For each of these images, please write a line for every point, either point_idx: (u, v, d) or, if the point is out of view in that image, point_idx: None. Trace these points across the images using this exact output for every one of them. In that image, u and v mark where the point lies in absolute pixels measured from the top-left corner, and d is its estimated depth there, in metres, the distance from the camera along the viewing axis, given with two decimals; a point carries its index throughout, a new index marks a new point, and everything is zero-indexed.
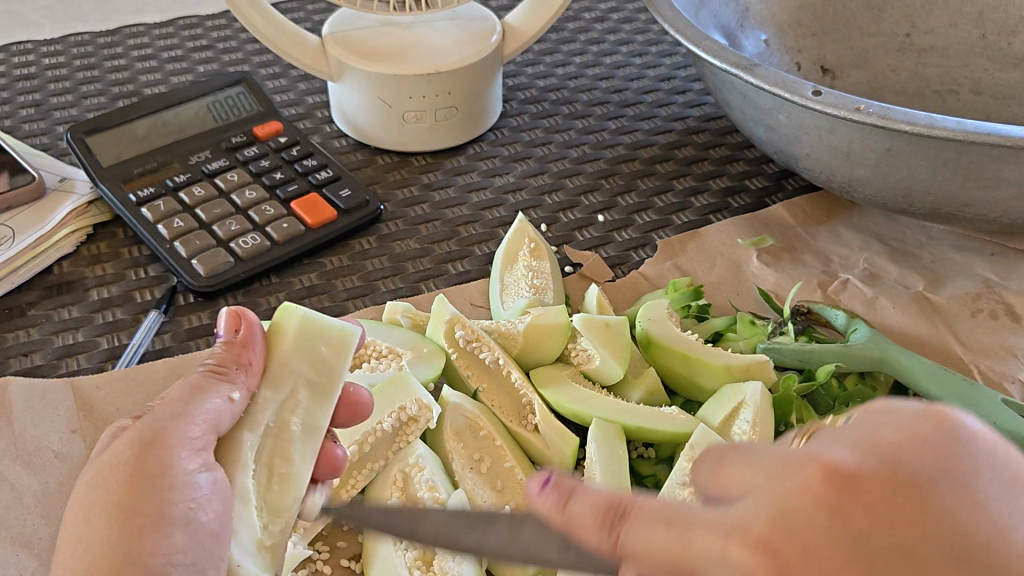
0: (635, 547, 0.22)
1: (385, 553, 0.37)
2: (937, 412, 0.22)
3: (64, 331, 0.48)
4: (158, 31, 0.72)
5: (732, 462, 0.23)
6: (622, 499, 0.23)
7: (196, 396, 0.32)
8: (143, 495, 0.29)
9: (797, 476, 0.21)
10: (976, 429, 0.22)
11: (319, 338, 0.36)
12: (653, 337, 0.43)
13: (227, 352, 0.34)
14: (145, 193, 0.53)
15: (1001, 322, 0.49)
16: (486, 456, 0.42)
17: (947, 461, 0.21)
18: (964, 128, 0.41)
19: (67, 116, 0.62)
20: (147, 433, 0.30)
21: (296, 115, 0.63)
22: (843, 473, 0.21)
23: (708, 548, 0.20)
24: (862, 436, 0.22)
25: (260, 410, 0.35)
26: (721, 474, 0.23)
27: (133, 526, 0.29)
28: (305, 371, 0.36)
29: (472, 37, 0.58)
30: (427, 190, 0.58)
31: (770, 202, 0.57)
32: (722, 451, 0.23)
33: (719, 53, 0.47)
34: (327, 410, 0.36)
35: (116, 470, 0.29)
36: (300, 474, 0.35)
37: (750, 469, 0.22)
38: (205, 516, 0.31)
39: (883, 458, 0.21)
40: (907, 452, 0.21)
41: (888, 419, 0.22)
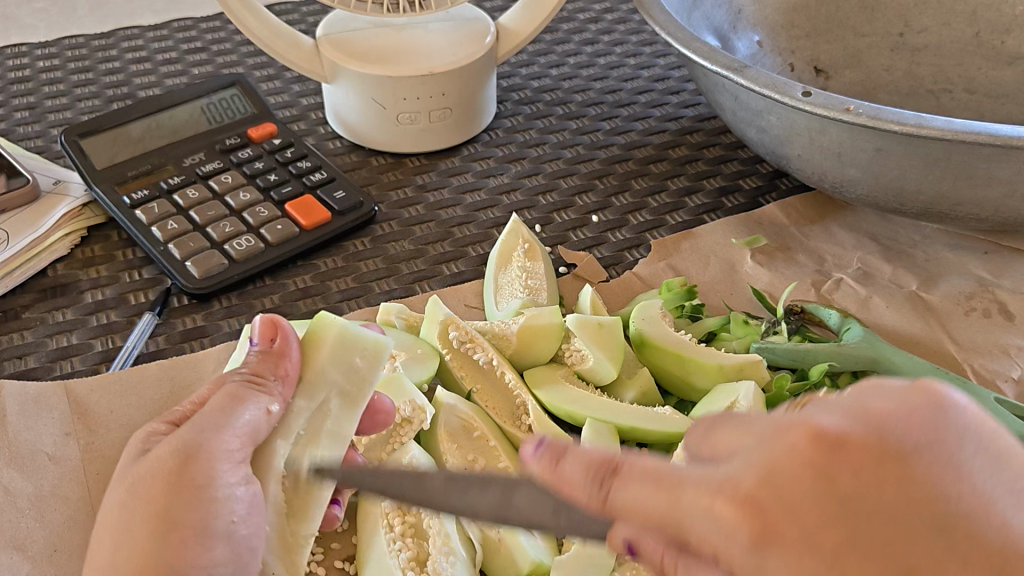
0: (624, 501, 0.22)
1: (379, 555, 0.36)
2: (925, 384, 0.22)
3: (59, 333, 0.48)
4: (153, 34, 0.72)
5: (725, 427, 0.23)
6: (614, 456, 0.23)
7: (236, 407, 0.32)
8: (186, 507, 0.29)
9: (784, 440, 0.21)
10: (963, 403, 0.22)
11: (353, 348, 0.37)
12: (647, 337, 0.43)
13: (263, 362, 0.34)
14: (140, 196, 0.53)
15: (993, 321, 0.49)
16: (481, 456, 0.42)
17: (935, 432, 0.21)
18: (953, 128, 0.41)
19: (61, 119, 0.62)
20: (189, 444, 0.30)
21: (290, 117, 0.63)
22: (829, 436, 0.21)
23: (694, 508, 0.21)
24: (849, 404, 0.22)
25: (294, 417, 0.35)
26: (711, 440, 0.23)
27: (175, 539, 0.29)
28: (340, 381, 0.36)
29: (465, 39, 0.58)
30: (421, 192, 0.58)
31: (764, 202, 0.57)
32: (715, 419, 0.24)
33: (710, 54, 0.47)
34: (355, 421, 0.36)
35: (157, 480, 0.30)
36: (322, 491, 0.34)
37: (740, 432, 0.22)
38: (244, 530, 0.31)
39: (871, 425, 0.21)
40: (895, 420, 0.21)
41: (878, 392, 0.22)
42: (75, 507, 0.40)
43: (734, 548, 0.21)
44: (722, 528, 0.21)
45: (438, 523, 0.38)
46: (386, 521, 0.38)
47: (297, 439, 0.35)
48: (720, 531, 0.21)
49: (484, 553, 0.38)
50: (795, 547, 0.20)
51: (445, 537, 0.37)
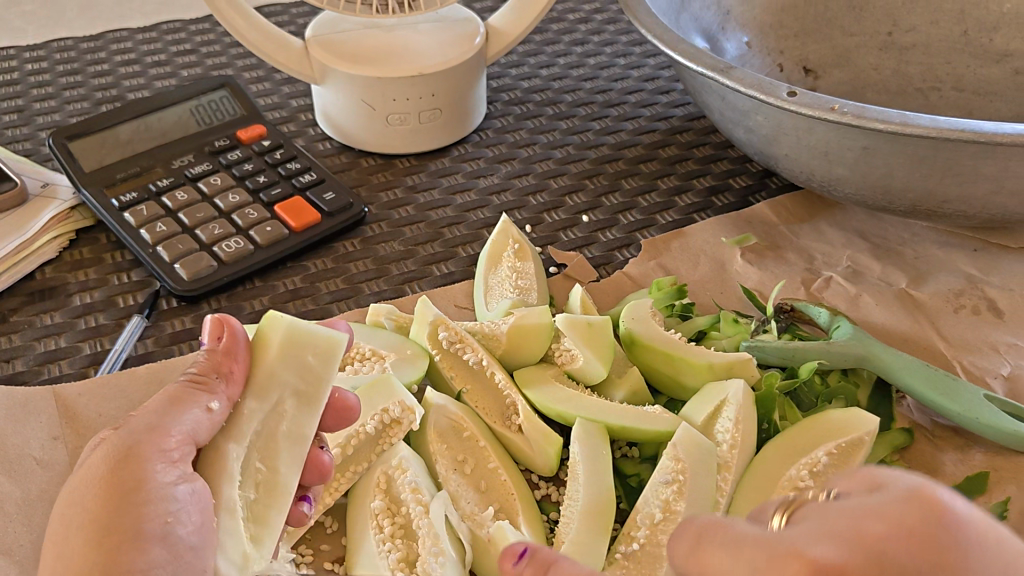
0: None
1: (368, 557, 0.36)
2: (925, 489, 0.21)
3: (47, 337, 0.47)
4: (142, 36, 0.72)
5: (714, 547, 0.22)
6: None
7: (172, 410, 0.32)
8: (115, 513, 0.30)
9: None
10: (969, 509, 0.20)
11: (304, 346, 0.35)
12: (637, 336, 0.43)
13: (209, 360, 0.34)
14: (128, 198, 0.52)
15: (983, 318, 0.49)
16: (470, 456, 0.42)
17: (938, 555, 0.19)
18: (939, 126, 0.41)
19: (50, 122, 0.62)
20: (121, 447, 0.31)
21: (279, 118, 0.63)
22: (824, 568, 0.19)
23: None
24: (845, 522, 0.20)
25: (246, 418, 0.34)
26: (700, 560, 0.22)
27: (109, 544, 0.29)
28: (294, 382, 0.35)
29: (454, 39, 0.58)
30: (411, 193, 0.58)
31: (754, 201, 0.57)
32: (701, 532, 0.23)
33: (695, 56, 0.47)
34: (314, 418, 0.35)
35: (91, 485, 0.30)
36: (287, 483, 0.35)
37: (731, 558, 0.21)
38: (183, 530, 0.31)
39: (866, 553, 0.19)
40: (894, 547, 0.19)
41: (875, 505, 0.21)
42: None
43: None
44: None
45: (426, 523, 0.37)
46: (375, 521, 0.38)
47: (255, 442, 0.35)
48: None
49: (474, 554, 0.37)
50: None
51: (434, 539, 0.37)
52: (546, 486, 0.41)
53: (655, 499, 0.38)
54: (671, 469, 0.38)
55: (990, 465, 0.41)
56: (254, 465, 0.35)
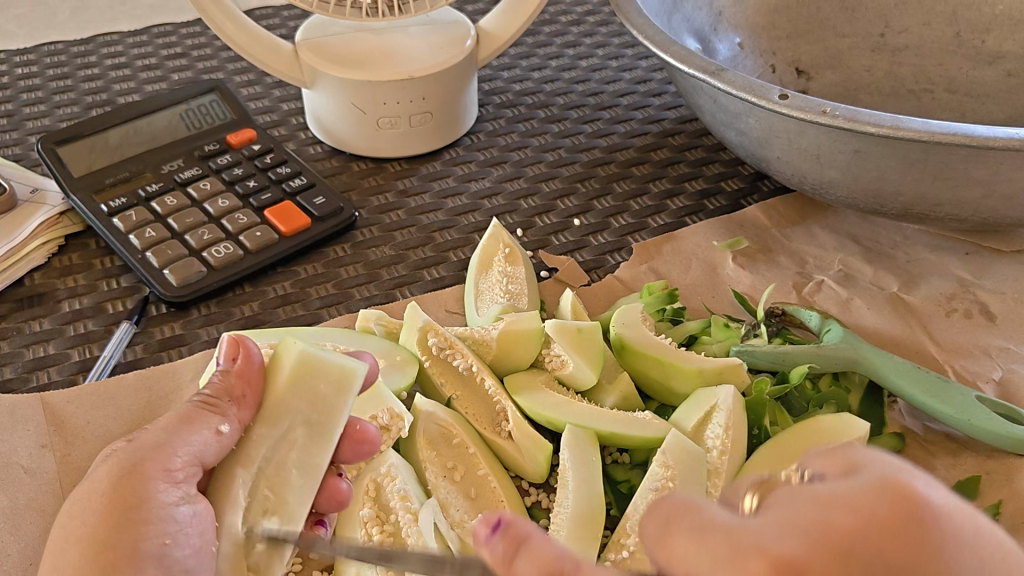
0: None
1: (357, 565, 0.36)
2: (895, 483, 0.20)
3: (35, 343, 0.47)
4: (132, 40, 0.72)
5: (682, 531, 0.21)
6: (562, 569, 0.22)
7: (181, 429, 0.31)
8: (115, 529, 0.29)
9: (744, 570, 0.19)
10: (944, 504, 0.20)
11: (317, 374, 0.35)
12: (627, 342, 0.43)
13: (222, 382, 0.33)
14: (117, 203, 0.52)
15: (974, 321, 0.49)
16: (460, 463, 0.41)
17: (909, 551, 0.19)
18: (931, 129, 0.41)
19: (39, 126, 0.62)
20: (127, 462, 0.30)
21: (270, 122, 0.63)
22: (791, 566, 0.19)
23: None
24: (809, 515, 0.20)
25: (253, 444, 0.34)
26: (667, 549, 0.21)
27: (106, 561, 0.28)
28: (305, 410, 0.34)
29: (445, 43, 0.57)
30: (402, 197, 0.58)
31: (746, 204, 0.57)
32: (671, 516, 0.21)
33: (688, 58, 0.47)
34: (327, 450, 0.35)
35: (94, 498, 0.29)
36: (296, 512, 0.34)
37: (697, 544, 0.20)
38: (181, 552, 0.30)
39: (834, 550, 0.19)
40: (862, 541, 0.19)
41: (844, 496, 0.20)
42: (52, 520, 0.40)
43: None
44: None
45: (415, 532, 0.37)
46: (364, 529, 0.38)
47: (262, 473, 0.34)
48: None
49: None
50: None
51: (423, 546, 0.37)
52: (537, 493, 0.41)
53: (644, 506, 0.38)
54: (659, 476, 0.38)
55: (982, 469, 0.41)
56: (262, 493, 0.34)
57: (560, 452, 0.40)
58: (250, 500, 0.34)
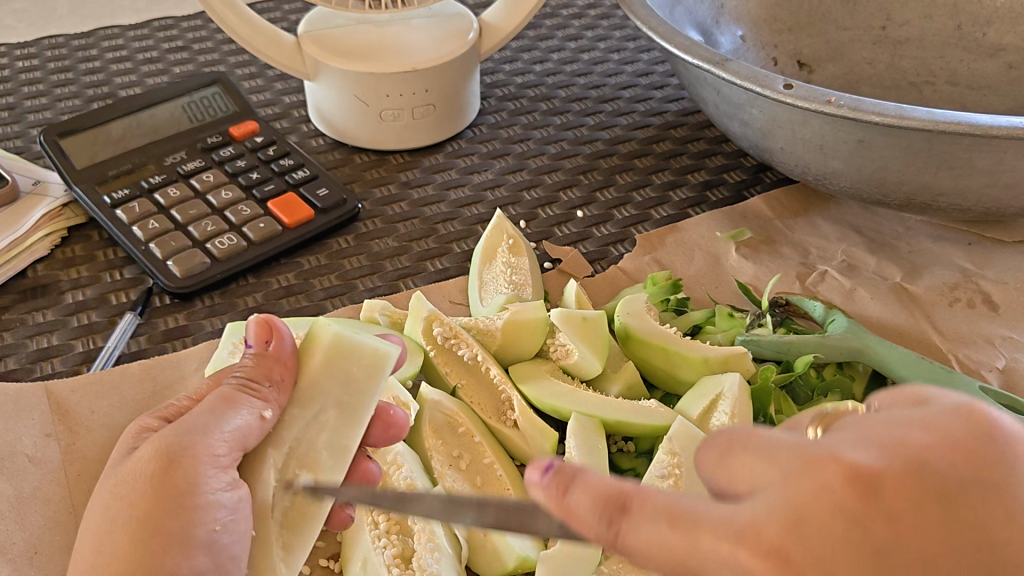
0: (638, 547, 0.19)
1: (364, 551, 0.36)
2: (970, 407, 0.20)
3: (39, 334, 0.47)
4: (133, 33, 0.72)
5: (741, 451, 0.20)
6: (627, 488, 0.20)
7: (226, 410, 0.31)
8: (167, 514, 0.29)
9: (814, 479, 0.18)
10: (1013, 429, 0.20)
11: (350, 357, 0.35)
12: (630, 330, 0.43)
13: (257, 365, 0.33)
14: (120, 195, 0.52)
15: (978, 311, 0.49)
16: (466, 452, 0.42)
17: (981, 468, 0.19)
18: (934, 118, 0.41)
19: (40, 119, 0.62)
20: (173, 444, 0.29)
21: (272, 115, 0.63)
22: (866, 475, 0.18)
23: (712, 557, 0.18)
24: (884, 433, 0.20)
25: (284, 427, 0.33)
26: (727, 470, 0.20)
27: (155, 546, 0.28)
28: (338, 391, 0.34)
29: (447, 34, 0.57)
30: (404, 189, 0.58)
31: (748, 195, 0.57)
32: (732, 438, 0.20)
33: (691, 49, 0.47)
34: (358, 432, 0.34)
35: (139, 482, 0.29)
36: (325, 496, 0.33)
37: (766, 459, 0.19)
38: (227, 538, 0.30)
39: (910, 462, 0.19)
40: (938, 456, 0.19)
41: (914, 421, 0.20)
42: (55, 509, 0.39)
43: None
44: None
45: (421, 518, 0.37)
46: (370, 517, 0.37)
47: (291, 452, 0.33)
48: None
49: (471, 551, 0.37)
50: None
51: (430, 534, 0.36)
52: None
53: None
54: (667, 463, 0.38)
55: None
56: (291, 471, 0.33)
57: (566, 440, 0.40)
58: (282, 477, 0.33)
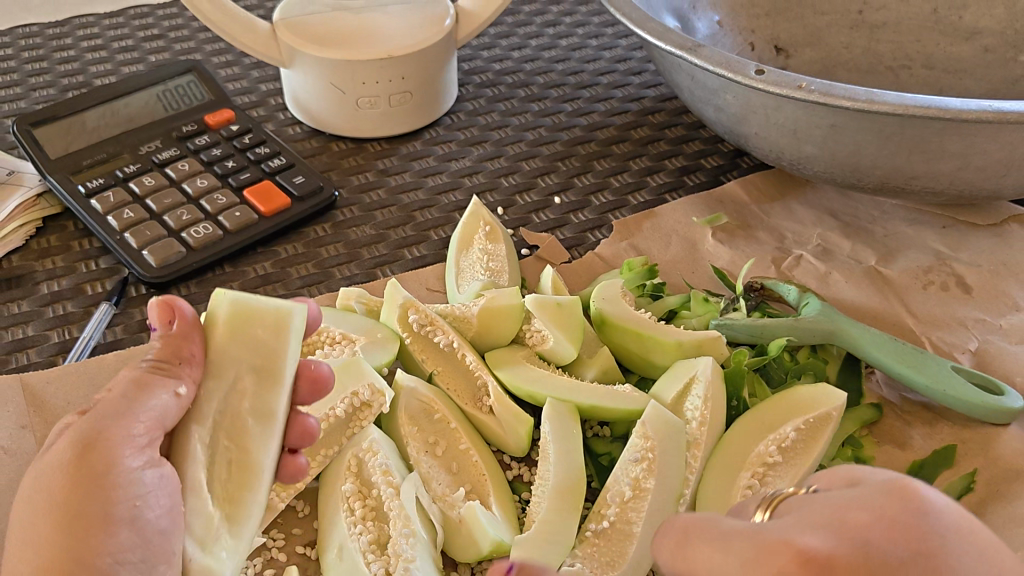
0: None
1: (340, 539, 0.36)
2: (902, 482, 0.22)
3: (14, 325, 0.47)
4: (108, 22, 0.71)
5: (698, 541, 0.22)
6: (584, 575, 0.23)
7: (138, 394, 0.31)
8: (86, 496, 0.29)
9: (769, 564, 0.20)
10: (944, 505, 0.21)
11: (253, 321, 0.34)
12: (607, 316, 0.43)
13: (166, 346, 0.33)
14: (95, 184, 0.52)
15: (951, 294, 0.49)
16: (442, 438, 0.42)
17: (916, 542, 0.20)
18: (905, 103, 0.41)
19: (15, 109, 0.61)
20: (87, 432, 0.30)
21: (248, 103, 0.62)
22: (818, 558, 0.20)
23: None
24: (828, 515, 0.21)
25: (205, 401, 0.33)
26: (687, 558, 0.22)
27: (78, 527, 0.29)
28: (250, 358, 0.34)
29: (424, 21, 0.57)
30: (382, 176, 0.58)
31: (725, 180, 0.58)
32: (686, 528, 0.23)
33: (664, 35, 0.47)
34: (280, 394, 0.34)
35: (58, 471, 0.29)
36: (260, 460, 0.34)
37: (721, 551, 0.21)
38: (153, 513, 0.30)
39: (856, 543, 0.20)
40: (875, 533, 0.20)
41: (858, 498, 0.22)
42: None
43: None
44: None
45: (397, 505, 0.37)
46: (347, 504, 0.38)
47: (219, 424, 0.34)
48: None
49: (445, 536, 0.37)
50: None
51: (405, 520, 0.36)
52: (517, 466, 0.41)
53: (625, 476, 0.38)
54: (639, 447, 0.38)
55: (957, 438, 0.42)
56: (223, 444, 0.34)
57: (542, 425, 0.40)
58: (212, 452, 0.34)
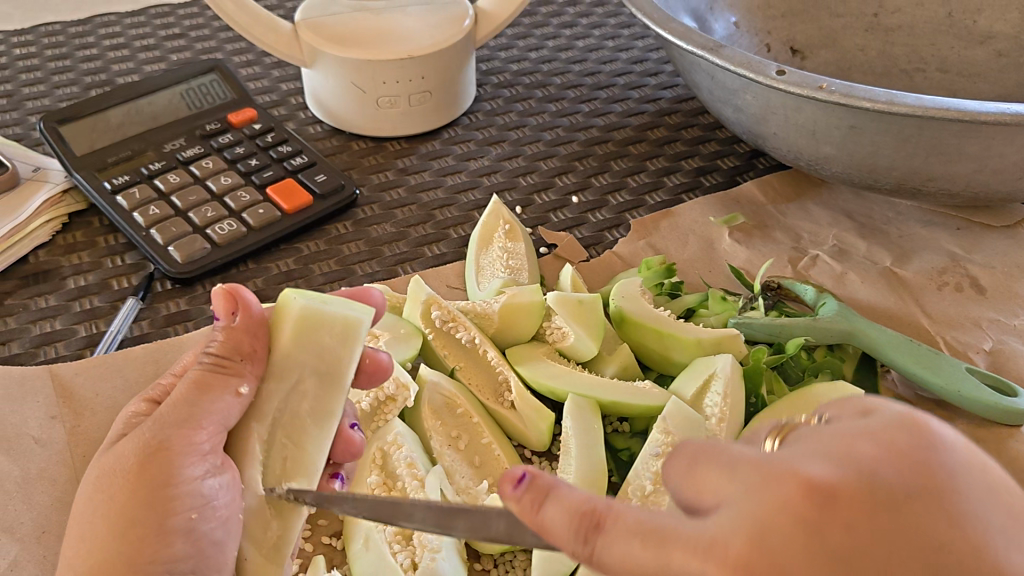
0: (617, 562, 0.20)
1: (365, 531, 0.37)
2: (915, 418, 0.21)
3: (42, 319, 0.48)
4: (130, 20, 0.72)
5: (709, 466, 0.21)
6: (597, 506, 0.20)
7: (202, 399, 0.30)
8: (144, 506, 0.29)
9: (775, 488, 0.19)
10: (953, 441, 0.20)
11: (321, 328, 0.33)
12: (627, 314, 0.44)
13: (227, 341, 0.32)
14: (120, 181, 0.53)
15: (966, 294, 0.50)
16: (464, 432, 0.43)
17: (924, 474, 0.19)
18: (925, 104, 0.42)
19: (39, 106, 0.62)
20: (152, 439, 0.30)
21: (269, 102, 0.63)
22: (822, 487, 0.19)
23: (686, 567, 0.19)
24: (836, 446, 0.20)
25: (265, 400, 0.33)
26: (695, 481, 0.21)
27: (134, 534, 0.29)
28: (312, 362, 0.33)
29: (444, 22, 0.58)
30: (402, 175, 0.58)
31: (741, 181, 0.58)
32: (697, 453, 0.21)
33: (687, 34, 0.48)
34: (340, 397, 0.34)
35: (120, 476, 0.29)
36: (314, 460, 0.33)
37: (727, 473, 0.20)
38: (208, 525, 0.30)
39: (859, 474, 0.19)
40: (885, 466, 0.20)
41: (863, 431, 0.21)
42: (62, 490, 0.40)
43: None
44: None
45: (422, 496, 0.38)
46: (372, 496, 0.39)
47: (278, 421, 0.33)
48: None
49: None
50: None
51: None
52: (538, 460, 0.42)
53: (645, 471, 0.39)
54: (661, 442, 0.39)
55: (972, 436, 0.42)
56: (279, 441, 0.33)
57: (563, 421, 0.41)
58: (268, 448, 0.33)
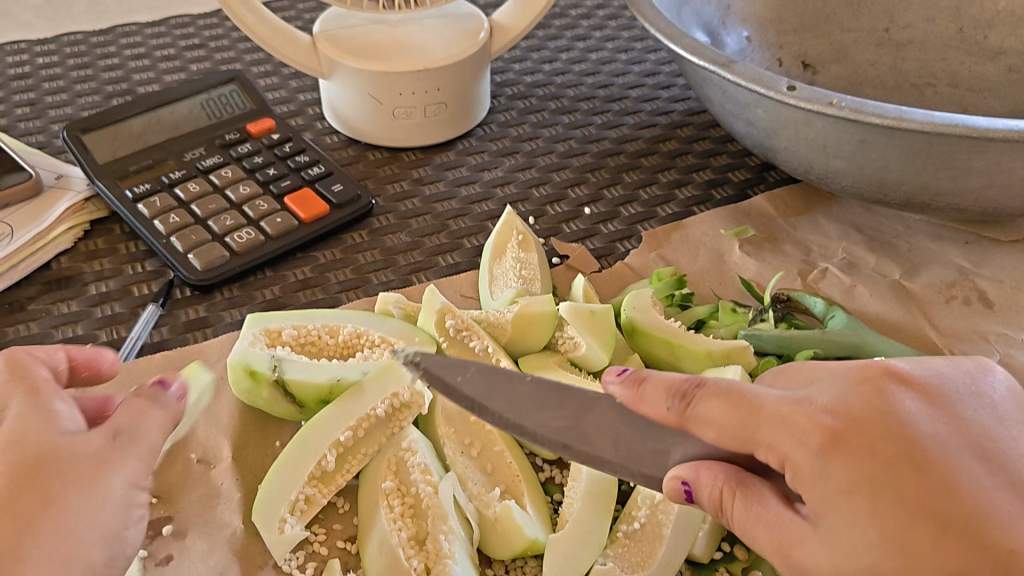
0: (700, 413, 0.32)
1: (380, 535, 0.38)
2: (970, 370, 0.34)
3: (64, 325, 0.49)
4: (150, 31, 0.74)
5: (794, 372, 0.34)
6: (691, 380, 0.33)
7: (152, 428, 0.34)
8: (106, 482, 0.30)
9: (863, 380, 0.32)
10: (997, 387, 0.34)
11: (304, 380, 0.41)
12: (638, 325, 0.45)
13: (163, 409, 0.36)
14: (141, 190, 0.54)
15: (974, 308, 0.50)
16: (477, 440, 0.43)
17: (962, 398, 0.32)
18: (933, 120, 0.43)
19: (62, 115, 0.63)
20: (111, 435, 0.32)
21: (287, 112, 0.64)
22: (888, 380, 0.32)
23: (772, 415, 0.31)
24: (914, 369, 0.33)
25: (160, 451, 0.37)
26: (785, 379, 0.34)
27: (96, 500, 0.30)
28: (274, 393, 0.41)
29: (459, 35, 0.59)
30: (417, 185, 0.59)
31: (752, 194, 0.59)
32: (781, 369, 0.35)
33: (698, 50, 0.49)
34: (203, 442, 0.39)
35: (83, 452, 0.30)
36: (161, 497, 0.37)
37: (824, 372, 0.33)
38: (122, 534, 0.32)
39: (928, 385, 0.32)
40: (942, 386, 0.32)
41: (932, 369, 0.33)
42: None
43: (806, 449, 0.30)
44: (800, 437, 0.30)
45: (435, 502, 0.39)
46: (386, 501, 0.40)
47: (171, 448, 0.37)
48: (794, 438, 0.30)
49: (481, 532, 0.39)
50: (860, 455, 0.29)
51: (443, 516, 0.38)
52: (549, 469, 0.42)
53: None
54: None
55: None
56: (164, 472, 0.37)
57: None
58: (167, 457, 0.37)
